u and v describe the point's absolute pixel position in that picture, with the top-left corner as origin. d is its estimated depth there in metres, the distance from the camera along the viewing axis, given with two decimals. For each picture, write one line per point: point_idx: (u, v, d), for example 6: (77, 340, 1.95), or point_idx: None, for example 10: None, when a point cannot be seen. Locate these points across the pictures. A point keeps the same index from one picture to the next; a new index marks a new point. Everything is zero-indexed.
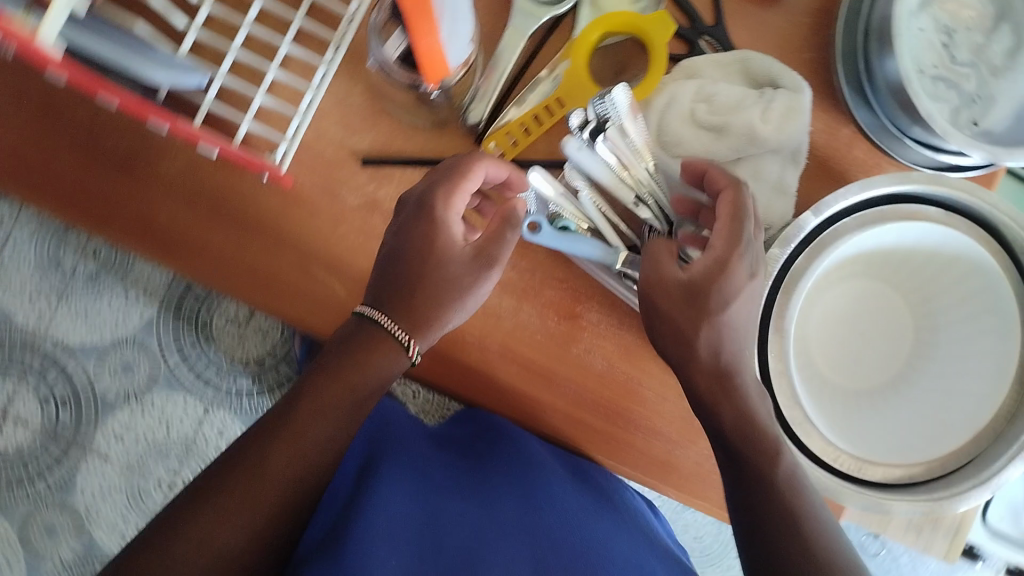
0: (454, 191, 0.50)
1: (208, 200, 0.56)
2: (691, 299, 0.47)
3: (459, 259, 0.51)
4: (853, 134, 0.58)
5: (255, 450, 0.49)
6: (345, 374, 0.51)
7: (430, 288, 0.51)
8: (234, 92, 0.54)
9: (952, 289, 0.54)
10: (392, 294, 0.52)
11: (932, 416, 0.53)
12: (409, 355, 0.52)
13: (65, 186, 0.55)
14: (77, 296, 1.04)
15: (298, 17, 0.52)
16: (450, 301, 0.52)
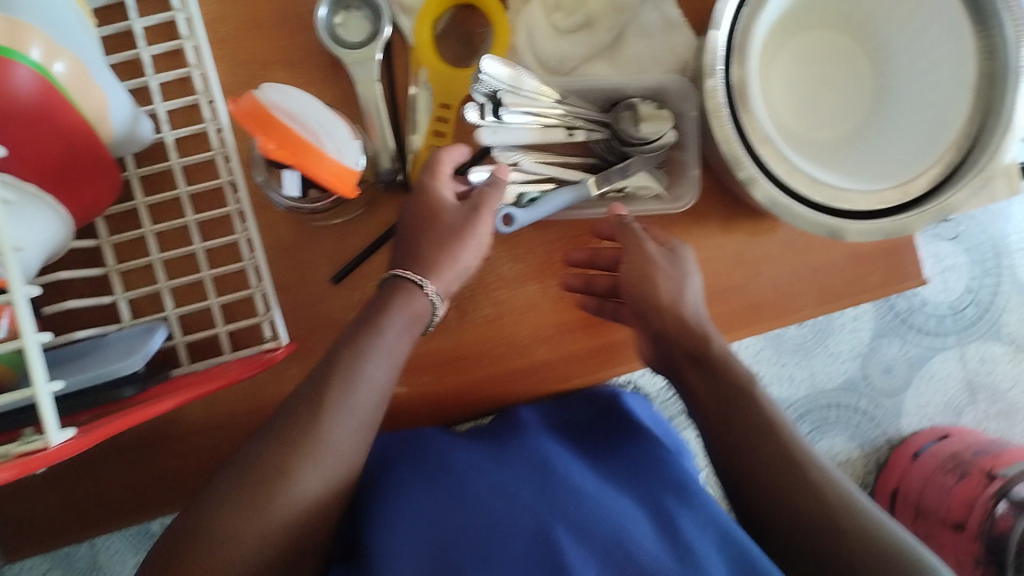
0: (434, 166, 0.50)
1: (244, 410, 0.54)
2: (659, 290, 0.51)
3: (453, 209, 0.49)
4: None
5: (306, 407, 0.44)
6: (364, 345, 0.46)
7: (427, 238, 0.49)
8: (194, 313, 0.53)
9: None
10: (406, 254, 0.50)
11: (927, 106, 0.54)
12: (428, 293, 0.49)
13: (125, 495, 0.54)
14: None
15: (191, 215, 0.51)
16: (451, 249, 0.49)
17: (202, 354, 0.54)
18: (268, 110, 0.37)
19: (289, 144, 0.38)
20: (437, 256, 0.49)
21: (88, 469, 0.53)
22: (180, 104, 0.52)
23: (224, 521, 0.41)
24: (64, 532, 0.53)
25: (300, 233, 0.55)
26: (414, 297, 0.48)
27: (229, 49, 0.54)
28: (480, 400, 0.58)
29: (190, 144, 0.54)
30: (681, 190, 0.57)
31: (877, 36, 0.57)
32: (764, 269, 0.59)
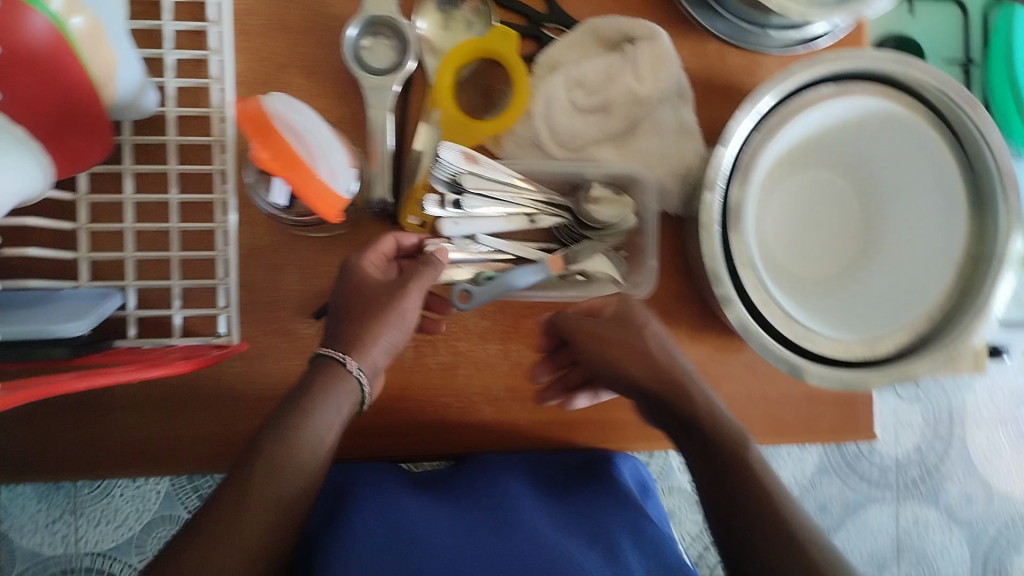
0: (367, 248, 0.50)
1: (178, 397, 0.54)
2: (665, 378, 0.49)
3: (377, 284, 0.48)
4: (723, 46, 0.58)
5: (233, 494, 0.40)
6: (291, 429, 0.42)
7: (362, 317, 0.46)
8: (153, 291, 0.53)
9: (875, 143, 0.56)
10: (336, 336, 0.47)
11: (910, 267, 0.55)
12: (351, 370, 0.45)
13: (33, 456, 0.52)
14: (92, 504, 1.07)
15: (174, 195, 0.51)
16: (377, 323, 0.46)
17: (151, 333, 0.53)
18: (268, 117, 0.37)
19: (282, 157, 0.38)
20: (369, 334, 0.46)
21: (6, 420, 0.52)
22: (191, 83, 0.52)
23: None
24: None
25: (282, 238, 0.55)
26: (333, 368, 0.44)
27: (252, 43, 0.54)
28: (413, 444, 0.58)
29: (190, 125, 0.54)
30: (641, 276, 0.58)
31: (878, 188, 0.58)
32: (721, 385, 0.59)
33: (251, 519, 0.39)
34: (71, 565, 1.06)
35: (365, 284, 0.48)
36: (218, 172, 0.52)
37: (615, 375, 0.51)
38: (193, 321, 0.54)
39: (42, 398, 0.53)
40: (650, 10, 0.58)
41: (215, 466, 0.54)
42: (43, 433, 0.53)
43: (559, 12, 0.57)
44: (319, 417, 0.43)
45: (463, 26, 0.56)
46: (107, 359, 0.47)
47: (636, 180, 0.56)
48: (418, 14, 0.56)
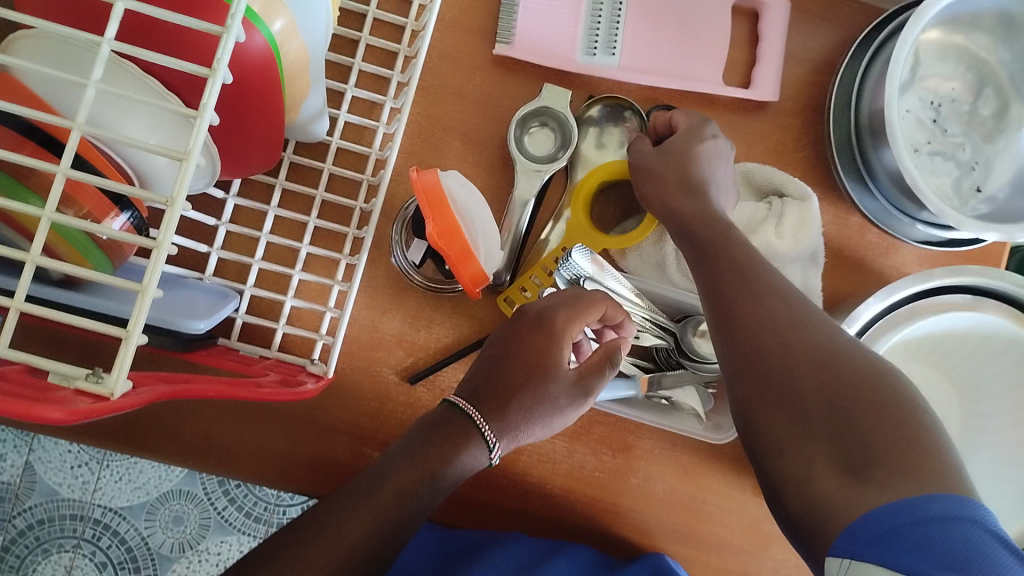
0: (576, 318, 0.49)
1: (257, 405, 0.56)
2: (664, 151, 0.54)
3: (564, 377, 0.47)
4: (861, 222, 0.59)
5: (328, 517, 0.40)
6: (431, 466, 0.43)
7: (523, 394, 0.46)
8: (265, 301, 0.55)
9: (991, 360, 0.56)
10: (490, 392, 0.46)
11: (998, 489, 0.54)
12: (490, 456, 0.45)
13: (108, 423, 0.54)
14: (118, 459, 1.09)
15: (314, 220, 0.53)
16: (536, 419, 0.46)
17: (250, 339, 0.55)
18: (444, 195, 0.39)
19: (449, 229, 0.39)
20: (526, 421, 0.46)
21: None
22: (360, 122, 0.55)
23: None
24: (30, 421, 0.53)
25: (397, 284, 0.57)
26: (472, 434, 0.44)
27: (426, 99, 0.57)
28: (456, 514, 0.58)
29: (346, 159, 0.57)
30: (723, 419, 0.58)
31: (982, 403, 0.57)
32: (772, 547, 0.59)
33: (348, 532, 0.40)
34: (81, 512, 1.08)
35: (552, 363, 0.47)
36: (359, 209, 0.54)
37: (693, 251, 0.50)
38: (292, 338, 0.56)
39: None
40: (801, 168, 0.59)
41: (269, 480, 0.56)
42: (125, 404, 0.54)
43: None
44: (439, 478, 0.43)
45: (615, 145, 0.58)
46: (213, 358, 0.49)
47: None
48: (581, 113, 0.58)
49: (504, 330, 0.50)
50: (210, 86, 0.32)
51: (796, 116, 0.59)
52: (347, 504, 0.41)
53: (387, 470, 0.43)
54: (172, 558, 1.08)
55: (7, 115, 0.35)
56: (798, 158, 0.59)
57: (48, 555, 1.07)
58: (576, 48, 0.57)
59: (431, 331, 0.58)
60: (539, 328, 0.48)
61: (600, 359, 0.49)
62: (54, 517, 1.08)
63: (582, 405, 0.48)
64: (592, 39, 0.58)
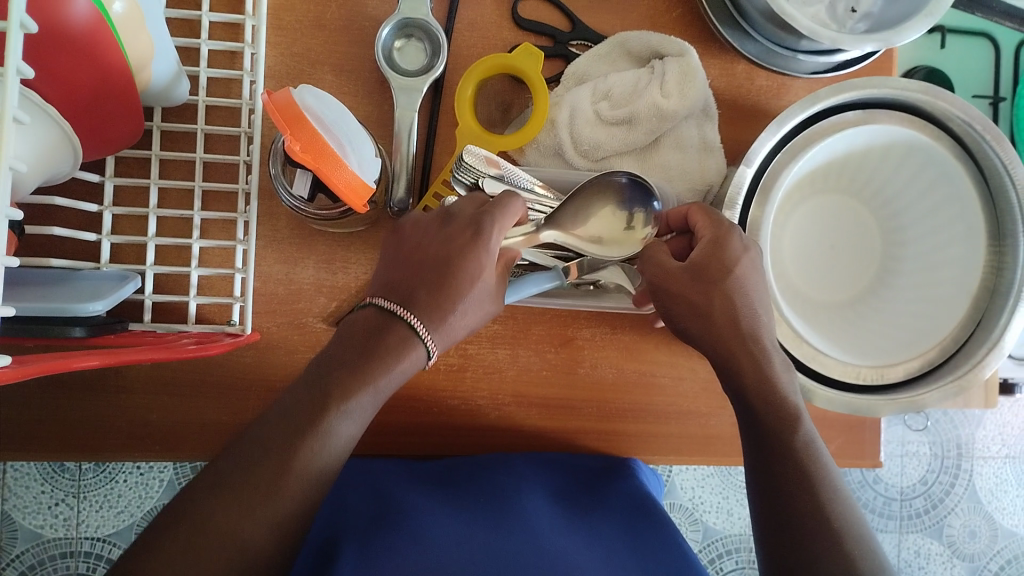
0: (502, 226, 0.46)
1: (190, 381, 0.55)
2: (699, 277, 0.47)
3: (486, 284, 0.45)
4: (745, 68, 0.59)
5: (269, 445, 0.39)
6: (368, 369, 0.41)
7: (457, 299, 0.44)
8: (171, 276, 0.54)
9: (895, 172, 0.56)
10: (418, 289, 0.44)
11: (928, 294, 0.55)
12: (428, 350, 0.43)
13: (42, 432, 0.53)
14: (94, 488, 1.07)
15: (197, 182, 0.52)
16: (466, 314, 0.45)
17: (165, 318, 0.54)
18: (299, 110, 0.38)
19: (313, 146, 0.38)
20: (457, 327, 0.44)
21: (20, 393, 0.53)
22: (222, 74, 0.53)
23: (205, 529, 0.36)
24: None
25: (301, 232, 0.56)
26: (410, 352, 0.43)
27: (286, 39, 0.55)
28: (417, 444, 0.58)
29: (220, 116, 0.55)
30: None
31: (899, 216, 0.57)
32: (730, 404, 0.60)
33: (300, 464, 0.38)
34: (70, 549, 1.06)
35: (480, 268, 0.45)
36: (242, 162, 0.53)
37: (671, 319, 0.49)
38: (209, 308, 0.54)
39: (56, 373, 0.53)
40: (678, 28, 0.59)
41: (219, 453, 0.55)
42: (56, 408, 0.53)
43: (583, 28, 0.57)
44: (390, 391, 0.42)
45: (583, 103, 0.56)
46: (124, 341, 0.47)
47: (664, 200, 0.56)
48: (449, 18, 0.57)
49: (432, 229, 0.46)
50: (10, 38, 0.31)
51: None
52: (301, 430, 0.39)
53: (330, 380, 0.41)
54: None
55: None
56: (671, 18, 0.59)
57: None
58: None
59: (348, 272, 0.57)
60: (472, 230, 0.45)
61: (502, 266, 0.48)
62: (43, 560, 1.06)
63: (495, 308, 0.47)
64: None
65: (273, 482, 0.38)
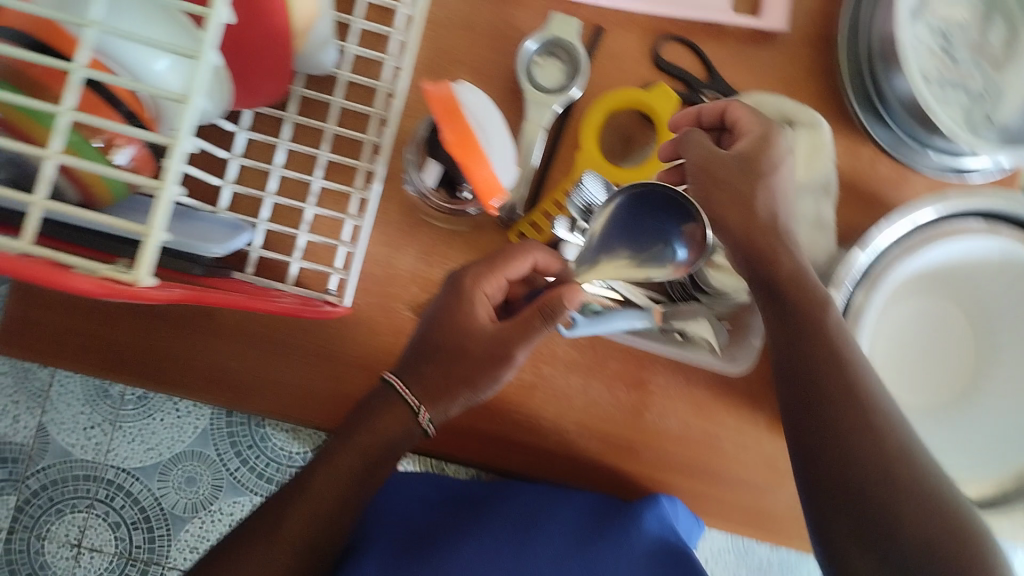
0: (491, 275, 0.51)
1: (272, 339, 0.56)
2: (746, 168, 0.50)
3: (481, 335, 0.50)
4: (873, 152, 0.59)
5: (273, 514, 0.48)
6: (365, 443, 0.49)
7: (450, 361, 0.50)
8: (279, 235, 0.55)
9: (1001, 294, 0.56)
10: (416, 362, 0.50)
11: (1011, 421, 0.55)
12: (420, 423, 0.50)
13: (127, 356, 0.55)
14: (131, 420, 1.10)
15: (325, 151, 0.53)
16: (460, 386, 0.50)
17: (264, 274, 0.55)
18: (456, 102, 0.40)
19: (462, 138, 0.39)
20: (447, 386, 0.50)
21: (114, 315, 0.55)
22: (368, 54, 0.54)
23: None
24: (53, 354, 0.54)
25: (408, 220, 0.57)
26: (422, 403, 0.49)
27: (434, 32, 0.57)
28: (472, 450, 0.58)
29: (356, 94, 0.57)
30: (737, 351, 0.58)
31: (993, 332, 0.57)
32: (787, 483, 0.59)
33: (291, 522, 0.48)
34: (95, 473, 1.09)
35: (469, 324, 0.50)
36: (369, 142, 0.55)
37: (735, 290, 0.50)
38: (307, 273, 0.56)
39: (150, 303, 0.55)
40: (813, 100, 0.59)
41: (284, 415, 0.56)
42: (144, 337, 0.55)
43: (720, 81, 0.58)
44: (374, 448, 0.49)
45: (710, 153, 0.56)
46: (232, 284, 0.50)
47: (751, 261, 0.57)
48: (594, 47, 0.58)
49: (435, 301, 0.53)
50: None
51: (806, 48, 0.59)
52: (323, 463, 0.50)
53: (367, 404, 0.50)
54: (185, 517, 1.09)
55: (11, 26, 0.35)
56: (808, 90, 0.59)
57: (62, 515, 1.08)
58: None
59: (444, 267, 0.58)
60: (453, 315, 0.50)
61: (531, 313, 0.49)
62: (68, 478, 1.08)
63: (506, 364, 0.50)
64: None
65: (269, 546, 0.47)
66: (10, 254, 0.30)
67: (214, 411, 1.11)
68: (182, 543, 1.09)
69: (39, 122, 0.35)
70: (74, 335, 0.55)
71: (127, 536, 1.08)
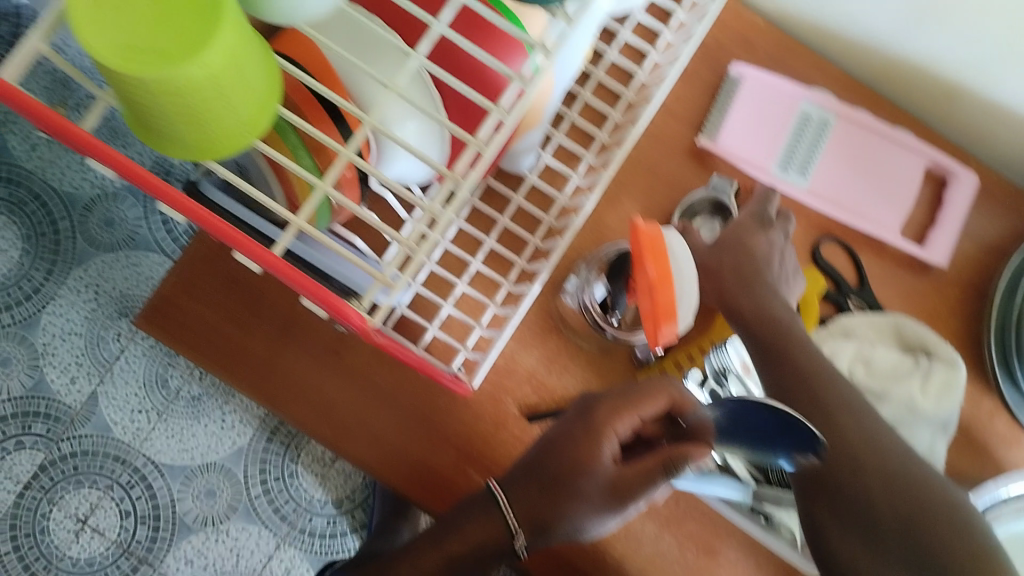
0: (623, 412, 0.48)
1: (386, 394, 0.58)
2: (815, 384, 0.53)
3: (597, 475, 0.47)
4: (993, 408, 0.60)
5: None
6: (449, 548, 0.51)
7: (556, 493, 0.48)
8: (425, 300, 0.58)
9: None
10: (524, 483, 0.50)
11: None
12: (515, 543, 0.50)
13: (250, 365, 0.58)
14: (177, 416, 1.11)
15: (495, 240, 0.56)
16: (564, 520, 0.48)
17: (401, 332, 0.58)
18: (664, 246, 0.42)
19: (660, 279, 0.42)
20: (550, 517, 0.48)
21: (252, 326, 0.58)
22: (559, 165, 0.59)
23: None
24: (189, 344, 0.58)
25: (543, 323, 0.59)
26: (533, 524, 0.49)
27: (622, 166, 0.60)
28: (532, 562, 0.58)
29: (534, 196, 0.60)
30: None
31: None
32: None
33: None
34: (125, 456, 1.09)
35: (589, 460, 0.47)
36: (535, 243, 0.58)
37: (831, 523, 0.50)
38: (437, 343, 0.58)
39: (290, 325, 0.58)
40: (950, 337, 0.61)
41: (371, 468, 0.58)
42: (272, 352, 0.58)
43: (868, 293, 0.60)
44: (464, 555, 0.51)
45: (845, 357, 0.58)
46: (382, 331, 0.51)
47: None
48: None
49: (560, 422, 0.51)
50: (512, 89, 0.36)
51: (956, 289, 0.62)
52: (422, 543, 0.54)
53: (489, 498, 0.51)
54: (192, 528, 1.09)
55: (300, 61, 0.39)
56: (948, 327, 0.61)
57: (77, 487, 1.08)
58: (773, 161, 0.61)
59: (561, 378, 0.59)
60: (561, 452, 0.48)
61: (655, 466, 0.45)
62: (96, 453, 1.08)
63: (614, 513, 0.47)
64: (789, 156, 0.61)
65: None
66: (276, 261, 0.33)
67: (256, 433, 1.12)
68: (182, 550, 1.09)
69: (290, 144, 0.37)
70: (212, 332, 0.58)
71: (132, 527, 1.08)
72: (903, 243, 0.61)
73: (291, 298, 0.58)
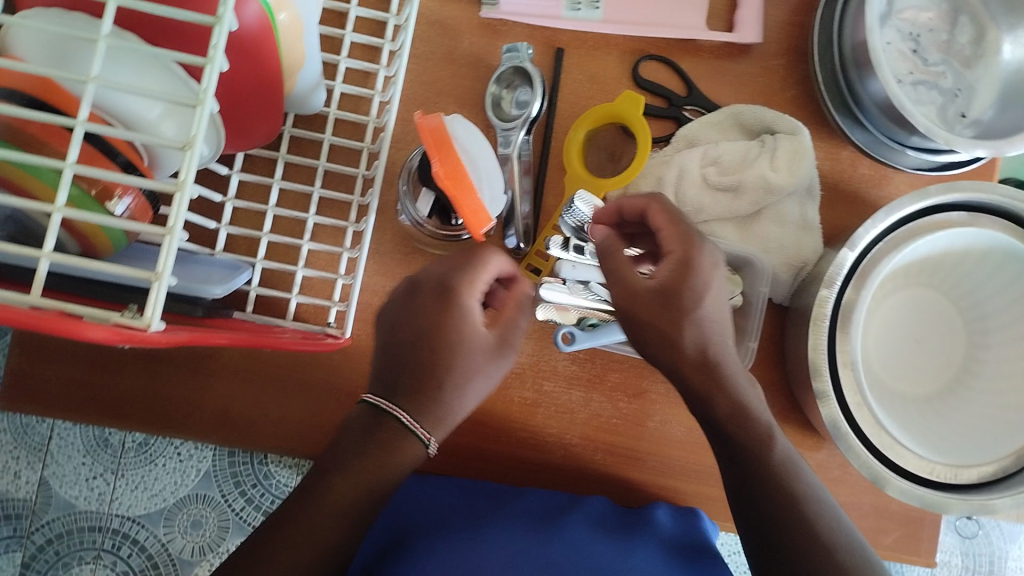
0: (476, 276, 0.43)
1: (279, 380, 0.57)
2: (666, 302, 0.45)
3: (483, 341, 0.42)
4: (819, 124, 0.59)
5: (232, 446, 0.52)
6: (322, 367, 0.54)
7: (446, 375, 0.41)
8: (279, 274, 0.56)
9: (993, 277, 0.57)
10: (406, 381, 0.41)
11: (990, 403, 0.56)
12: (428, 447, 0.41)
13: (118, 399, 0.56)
14: (131, 469, 0.92)
15: (316, 188, 0.53)
16: (468, 389, 0.42)
17: (266, 312, 0.56)
18: (447, 136, 0.44)
19: (453, 170, 0.44)
20: (454, 402, 0.41)
21: (121, 384, 0.56)
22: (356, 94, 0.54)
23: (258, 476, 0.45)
24: (89, 414, 0.56)
25: (408, 252, 0.58)
26: None
27: (418, 66, 0.58)
28: (480, 467, 0.60)
29: (345, 129, 0.57)
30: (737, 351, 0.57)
31: (979, 301, 0.59)
32: None
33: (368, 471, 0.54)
34: (100, 523, 0.91)
35: (464, 326, 0.42)
36: (352, 229, 0.53)
37: (641, 346, 0.46)
38: (309, 309, 0.56)
39: (154, 393, 0.56)
40: (790, 107, 0.60)
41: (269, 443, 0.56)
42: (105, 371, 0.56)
43: (699, 96, 0.59)
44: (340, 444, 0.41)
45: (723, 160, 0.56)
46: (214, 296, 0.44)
47: (751, 263, 0.56)
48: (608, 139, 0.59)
49: (401, 306, 0.43)
50: (205, 73, 0.33)
51: (779, 56, 0.60)
52: (361, 452, 0.39)
53: (418, 286, 0.44)
54: (193, 564, 0.92)
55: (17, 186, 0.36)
56: (786, 98, 0.59)
57: (70, 570, 0.91)
58: None
59: None
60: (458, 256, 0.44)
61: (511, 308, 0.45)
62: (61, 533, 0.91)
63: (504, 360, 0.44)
64: None
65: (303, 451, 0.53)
66: (22, 309, 0.31)
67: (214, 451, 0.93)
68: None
69: (47, 180, 0.35)
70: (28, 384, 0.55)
71: None
72: (678, 32, 0.59)
73: (152, 363, 0.56)
